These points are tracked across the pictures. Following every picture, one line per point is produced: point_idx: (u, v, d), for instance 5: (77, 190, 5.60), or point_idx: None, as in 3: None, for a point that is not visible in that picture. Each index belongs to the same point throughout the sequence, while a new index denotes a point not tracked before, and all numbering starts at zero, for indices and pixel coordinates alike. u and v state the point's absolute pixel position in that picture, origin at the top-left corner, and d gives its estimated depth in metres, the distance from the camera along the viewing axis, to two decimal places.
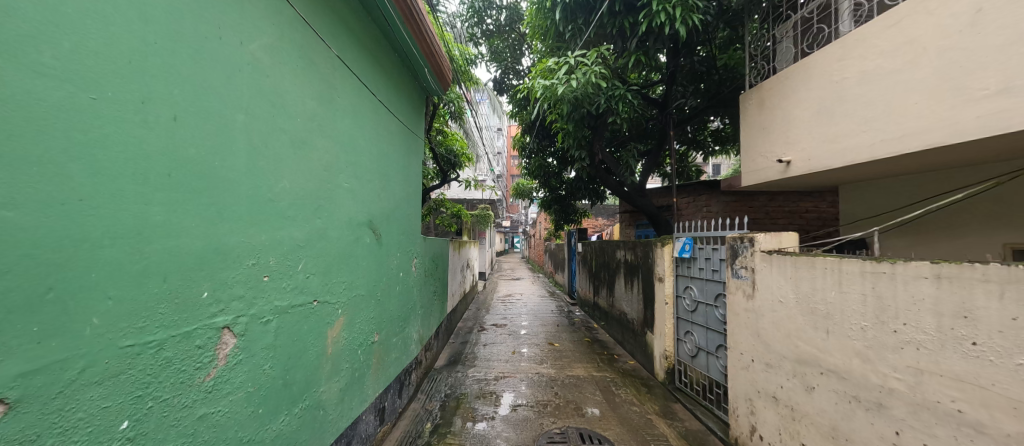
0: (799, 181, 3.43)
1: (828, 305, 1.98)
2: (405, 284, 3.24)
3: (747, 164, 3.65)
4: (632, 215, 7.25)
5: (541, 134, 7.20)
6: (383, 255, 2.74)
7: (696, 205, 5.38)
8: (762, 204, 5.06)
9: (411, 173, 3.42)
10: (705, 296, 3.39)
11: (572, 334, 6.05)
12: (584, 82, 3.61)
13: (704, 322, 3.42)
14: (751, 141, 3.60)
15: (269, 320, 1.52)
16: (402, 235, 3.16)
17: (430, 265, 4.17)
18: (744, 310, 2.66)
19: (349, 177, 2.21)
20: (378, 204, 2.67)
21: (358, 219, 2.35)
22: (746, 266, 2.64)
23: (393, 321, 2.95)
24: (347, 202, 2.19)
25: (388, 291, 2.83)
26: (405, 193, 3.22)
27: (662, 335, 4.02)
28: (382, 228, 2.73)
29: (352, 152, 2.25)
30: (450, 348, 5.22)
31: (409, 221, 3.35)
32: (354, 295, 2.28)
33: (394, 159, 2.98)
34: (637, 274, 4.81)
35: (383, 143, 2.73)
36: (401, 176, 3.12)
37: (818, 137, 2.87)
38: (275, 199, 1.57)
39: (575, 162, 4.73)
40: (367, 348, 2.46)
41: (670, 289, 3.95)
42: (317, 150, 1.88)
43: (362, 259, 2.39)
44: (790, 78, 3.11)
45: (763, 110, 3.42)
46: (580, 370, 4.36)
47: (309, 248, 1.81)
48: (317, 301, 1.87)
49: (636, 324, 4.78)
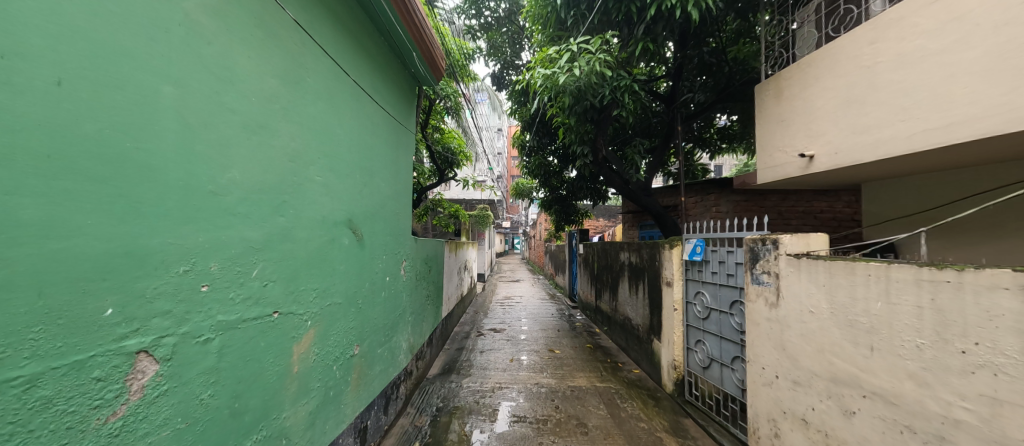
0: (821, 178, 3.15)
1: (872, 317, 1.71)
2: (392, 289, 2.97)
3: (761, 161, 3.39)
4: (636, 215, 7.00)
5: (541, 131, 6.94)
6: (367, 258, 2.48)
7: (703, 205, 5.08)
8: (774, 204, 4.82)
9: (400, 169, 3.16)
10: (719, 303, 3.14)
11: (573, 340, 5.79)
12: (587, 71, 3.36)
13: (717, 330, 3.17)
14: (766, 135, 3.33)
15: (209, 339, 1.25)
16: (390, 236, 2.89)
17: (422, 269, 3.90)
18: (766, 320, 2.39)
19: (323, 171, 1.95)
20: (360, 202, 2.40)
21: (335, 218, 2.09)
22: (769, 271, 2.38)
23: (378, 330, 2.68)
24: (321, 198, 1.93)
25: (372, 298, 2.57)
26: (393, 191, 2.97)
27: (670, 344, 3.76)
28: (365, 228, 2.46)
29: (327, 143, 1.99)
30: (445, 355, 4.95)
31: (398, 221, 3.08)
32: (329, 304, 2.01)
33: (380, 154, 2.71)
34: (643, 278, 4.54)
35: (365, 133, 2.46)
36: (387, 171, 2.85)
37: (846, 129, 2.60)
38: (222, 193, 1.30)
39: (578, 161, 4.43)
40: (345, 363, 2.20)
41: (680, 294, 3.68)
42: (281, 136, 1.62)
43: (340, 263, 2.13)
44: (812, 66, 2.85)
45: (781, 101, 3.15)
46: (582, 380, 4.09)
47: (270, 250, 1.55)
48: (279, 313, 1.60)
49: (642, 330, 4.52)
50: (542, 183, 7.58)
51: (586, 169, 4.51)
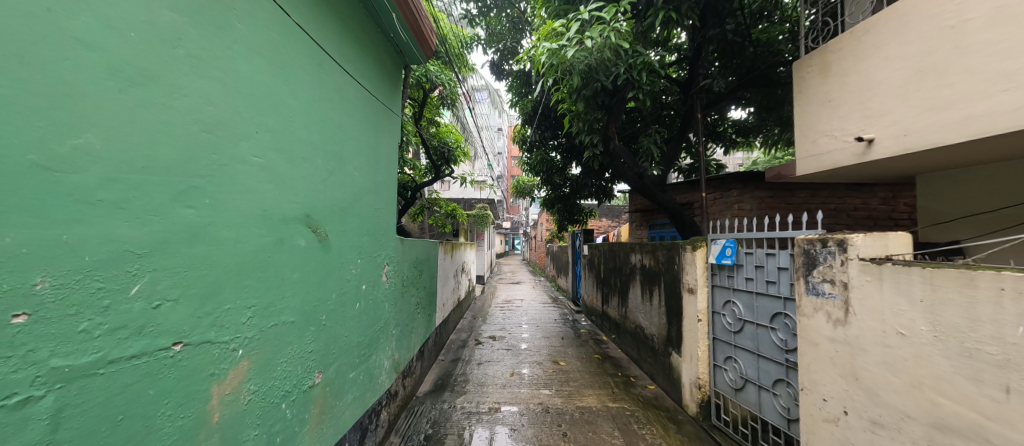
0: (876, 167, 2.69)
1: (1007, 348, 1.25)
2: (371, 298, 2.50)
3: (803, 148, 2.91)
4: (646, 214, 6.54)
5: (544, 124, 6.51)
6: (335, 263, 2.02)
7: (723, 202, 4.54)
8: (803, 201, 4.33)
9: (382, 158, 2.69)
10: (756, 315, 2.68)
11: (579, 350, 5.31)
12: (600, 44, 2.94)
13: (753, 346, 2.71)
14: (808, 118, 2.86)
15: (30, 399, 0.80)
16: (367, 236, 2.43)
17: (411, 274, 3.43)
18: (828, 341, 1.92)
19: (265, 151, 1.48)
20: (325, 193, 1.93)
21: (287, 213, 1.63)
22: (831, 279, 1.91)
23: (351, 350, 2.22)
24: (262, 187, 1.47)
25: (342, 313, 2.11)
26: (371, 182, 2.50)
27: (693, 360, 3.28)
28: (333, 227, 2.00)
29: (271, 114, 1.52)
30: (437, 368, 4.47)
31: (379, 219, 2.62)
32: (275, 325, 1.54)
33: (354, 138, 2.25)
34: (658, 282, 4.07)
35: (333, 109, 1.99)
36: (364, 159, 2.38)
37: (919, 105, 2.14)
38: (63, 169, 0.85)
39: (587, 152, 3.93)
40: (302, 397, 1.73)
41: (705, 303, 3.20)
42: (187, 95, 1.15)
43: (294, 271, 1.67)
44: (870, 33, 2.39)
45: (828, 77, 2.68)
46: (592, 400, 3.60)
47: (167, 255, 1.08)
48: (185, 344, 1.14)
49: (658, 342, 4.03)
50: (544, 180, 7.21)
51: (596, 161, 4.03)
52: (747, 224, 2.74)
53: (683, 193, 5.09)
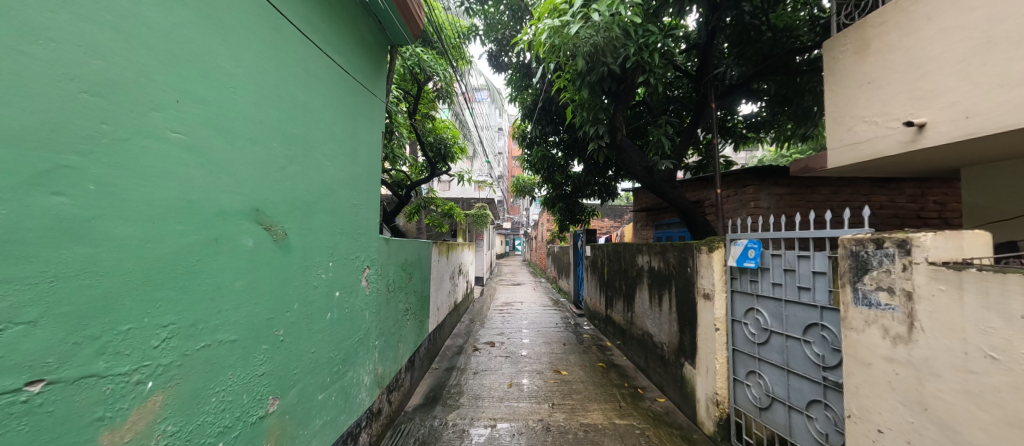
0: (921, 157, 2.37)
1: None
2: (348, 306, 2.19)
3: (837, 137, 2.59)
4: (653, 213, 6.23)
5: (545, 118, 6.19)
6: (298, 267, 1.71)
7: (738, 199, 4.18)
8: (825, 198, 4.01)
9: (362, 146, 2.37)
10: (785, 325, 2.36)
11: (582, 357, 4.99)
12: (607, 19, 2.64)
13: (782, 361, 2.39)
14: (842, 102, 2.54)
15: None
16: (342, 236, 2.11)
17: (398, 278, 3.11)
18: (886, 361, 1.61)
19: (191, 126, 1.17)
20: (285, 184, 1.62)
21: (228, 206, 1.32)
22: (889, 287, 1.59)
23: (320, 368, 1.91)
24: (188, 171, 1.16)
25: (309, 325, 1.80)
26: (347, 174, 2.18)
27: (709, 373, 2.95)
28: (296, 224, 1.69)
29: (201, 81, 1.21)
30: (430, 378, 4.15)
31: (357, 217, 2.31)
32: (207, 345, 1.23)
33: (326, 121, 1.93)
34: (668, 287, 3.74)
35: (295, 83, 1.68)
36: (338, 146, 2.07)
37: (985, 81, 1.82)
38: None
39: (592, 145, 3.58)
40: (250, 431, 1.42)
41: (723, 310, 2.87)
42: (53, 41, 0.85)
43: (238, 276, 1.36)
44: (920, 2, 2.08)
45: (866, 55, 2.37)
46: (598, 416, 3.27)
47: (14, 261, 0.78)
48: (48, 381, 0.84)
49: (669, 352, 3.69)
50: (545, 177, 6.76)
51: (602, 155, 3.69)
52: (774, 223, 2.42)
53: (693, 190, 4.77)
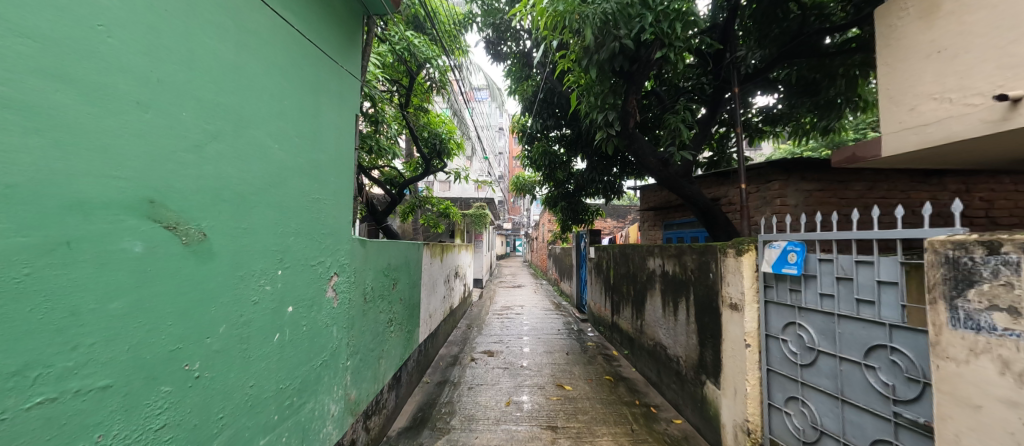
0: (1004, 143, 1.94)
1: None
2: (305, 323, 1.78)
3: (895, 119, 2.18)
4: (663, 212, 5.84)
5: (545, 111, 5.82)
6: (225, 278, 1.30)
7: (761, 196, 3.77)
8: (858, 195, 3.59)
9: (328, 129, 1.97)
10: (838, 345, 1.95)
11: (587, 368, 4.57)
12: None
13: (834, 388, 1.98)
14: (902, 77, 2.12)
15: None
16: (297, 238, 1.71)
17: (378, 285, 2.70)
18: (1005, 405, 1.20)
19: (13, 71, 0.78)
20: (203, 165, 1.22)
21: (93, 195, 0.92)
22: (1010, 306, 1.18)
23: (264, 405, 1.50)
24: (4, 139, 0.76)
25: (244, 353, 1.40)
26: (306, 162, 1.78)
27: (738, 396, 2.54)
28: (223, 221, 1.30)
29: (35, 8, 0.81)
30: (419, 394, 3.75)
31: (320, 214, 1.90)
32: (45, 401, 0.83)
33: (270, 93, 1.53)
34: (685, 294, 3.34)
35: (218, 36, 1.28)
36: (291, 124, 1.66)
37: None
38: None
39: (599, 133, 3.19)
40: None
41: (754, 324, 2.46)
42: None
43: (115, 295, 0.96)
44: None
45: (937, 18, 1.96)
46: (608, 443, 2.86)
47: None
48: None
49: (687, 367, 3.28)
50: (546, 175, 6.55)
51: (611, 145, 3.29)
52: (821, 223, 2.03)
53: (708, 186, 4.36)
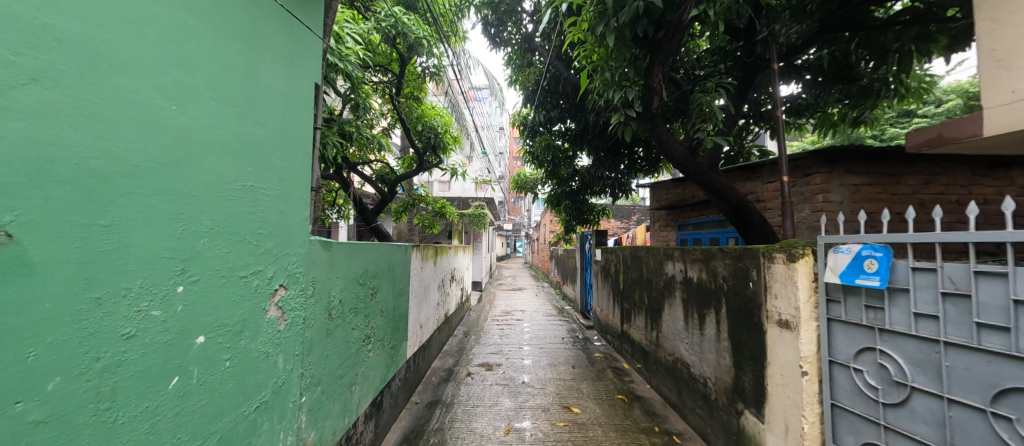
0: None
1: None
2: (229, 357, 1.29)
3: (1004, 88, 1.69)
4: (677, 211, 5.36)
5: (548, 101, 5.35)
6: (60, 304, 0.83)
7: (797, 192, 3.30)
8: (913, 190, 3.11)
9: (271, 96, 1.50)
10: (944, 383, 1.47)
11: (597, 385, 4.09)
12: None
13: (938, 439, 1.49)
14: (1015, 31, 1.66)
15: None
16: (214, 240, 1.23)
17: (349, 298, 2.22)
18: None
19: None
20: (8, 122, 0.75)
21: None
22: None
23: None
24: None
25: (105, 416, 0.92)
26: (233, 135, 1.30)
27: (792, 435, 2.05)
28: (59, 213, 0.83)
29: None
30: (405, 418, 3.27)
31: (258, 208, 1.42)
32: None
33: (162, 29, 1.06)
34: (715, 305, 2.86)
35: None
36: (204, 79, 1.19)
37: None
38: None
39: (616, 116, 2.71)
40: None
41: (813, 347, 1.99)
42: None
43: None
44: None
45: None
46: None
47: None
48: None
49: (717, 392, 2.79)
50: (549, 171, 6.28)
51: (630, 130, 2.81)
52: (912, 222, 1.54)
53: (733, 182, 3.88)
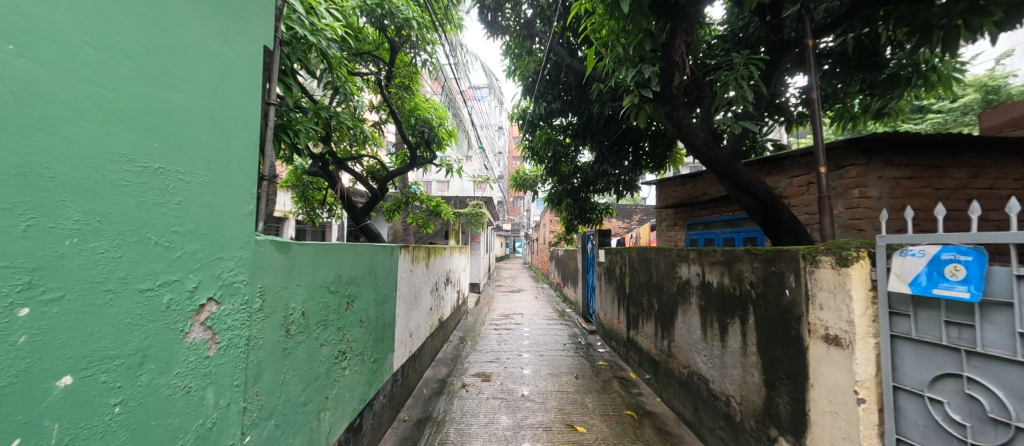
0: None
1: None
2: (118, 401, 0.94)
3: None
4: (687, 210, 5.02)
5: (548, 92, 5.03)
6: None
7: (827, 187, 2.96)
8: (960, 185, 2.78)
9: (192, 51, 1.15)
10: None
11: (603, 398, 3.74)
12: None
13: None
14: None
15: None
16: (91, 240, 0.88)
17: (316, 309, 1.87)
18: None
19: None
20: None
21: None
22: None
23: None
24: None
25: None
26: (125, 97, 0.96)
27: None
28: None
29: None
30: (390, 439, 2.91)
31: (171, 198, 1.07)
32: None
33: None
34: (740, 314, 2.52)
35: None
36: (69, 12, 0.85)
37: None
38: None
39: (629, 98, 2.36)
40: None
41: (873, 370, 1.64)
42: None
43: None
44: None
45: None
46: None
47: None
48: None
49: (743, 413, 2.45)
50: (549, 168, 5.94)
51: (644, 115, 2.46)
52: (1017, 218, 1.14)
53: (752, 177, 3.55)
